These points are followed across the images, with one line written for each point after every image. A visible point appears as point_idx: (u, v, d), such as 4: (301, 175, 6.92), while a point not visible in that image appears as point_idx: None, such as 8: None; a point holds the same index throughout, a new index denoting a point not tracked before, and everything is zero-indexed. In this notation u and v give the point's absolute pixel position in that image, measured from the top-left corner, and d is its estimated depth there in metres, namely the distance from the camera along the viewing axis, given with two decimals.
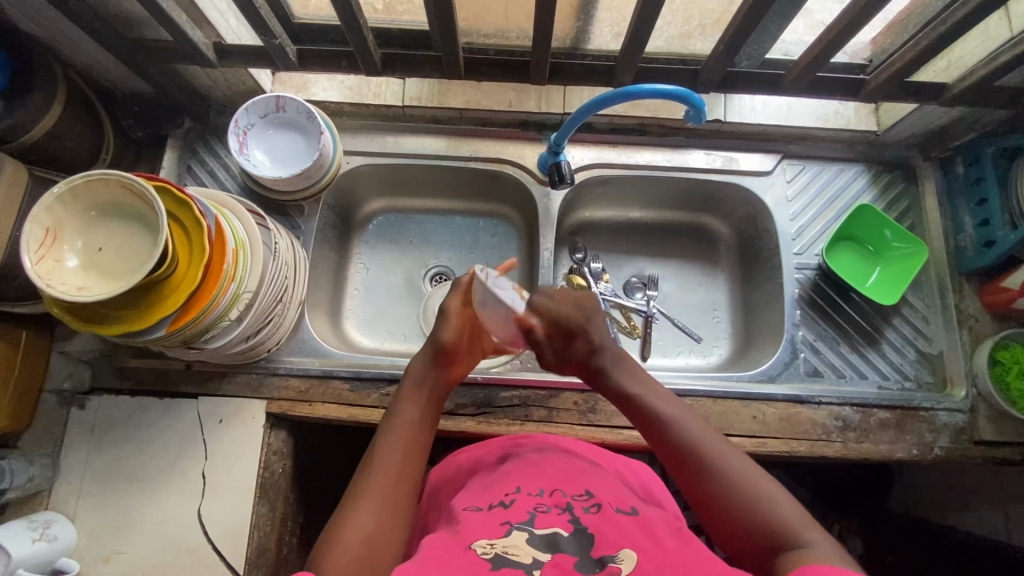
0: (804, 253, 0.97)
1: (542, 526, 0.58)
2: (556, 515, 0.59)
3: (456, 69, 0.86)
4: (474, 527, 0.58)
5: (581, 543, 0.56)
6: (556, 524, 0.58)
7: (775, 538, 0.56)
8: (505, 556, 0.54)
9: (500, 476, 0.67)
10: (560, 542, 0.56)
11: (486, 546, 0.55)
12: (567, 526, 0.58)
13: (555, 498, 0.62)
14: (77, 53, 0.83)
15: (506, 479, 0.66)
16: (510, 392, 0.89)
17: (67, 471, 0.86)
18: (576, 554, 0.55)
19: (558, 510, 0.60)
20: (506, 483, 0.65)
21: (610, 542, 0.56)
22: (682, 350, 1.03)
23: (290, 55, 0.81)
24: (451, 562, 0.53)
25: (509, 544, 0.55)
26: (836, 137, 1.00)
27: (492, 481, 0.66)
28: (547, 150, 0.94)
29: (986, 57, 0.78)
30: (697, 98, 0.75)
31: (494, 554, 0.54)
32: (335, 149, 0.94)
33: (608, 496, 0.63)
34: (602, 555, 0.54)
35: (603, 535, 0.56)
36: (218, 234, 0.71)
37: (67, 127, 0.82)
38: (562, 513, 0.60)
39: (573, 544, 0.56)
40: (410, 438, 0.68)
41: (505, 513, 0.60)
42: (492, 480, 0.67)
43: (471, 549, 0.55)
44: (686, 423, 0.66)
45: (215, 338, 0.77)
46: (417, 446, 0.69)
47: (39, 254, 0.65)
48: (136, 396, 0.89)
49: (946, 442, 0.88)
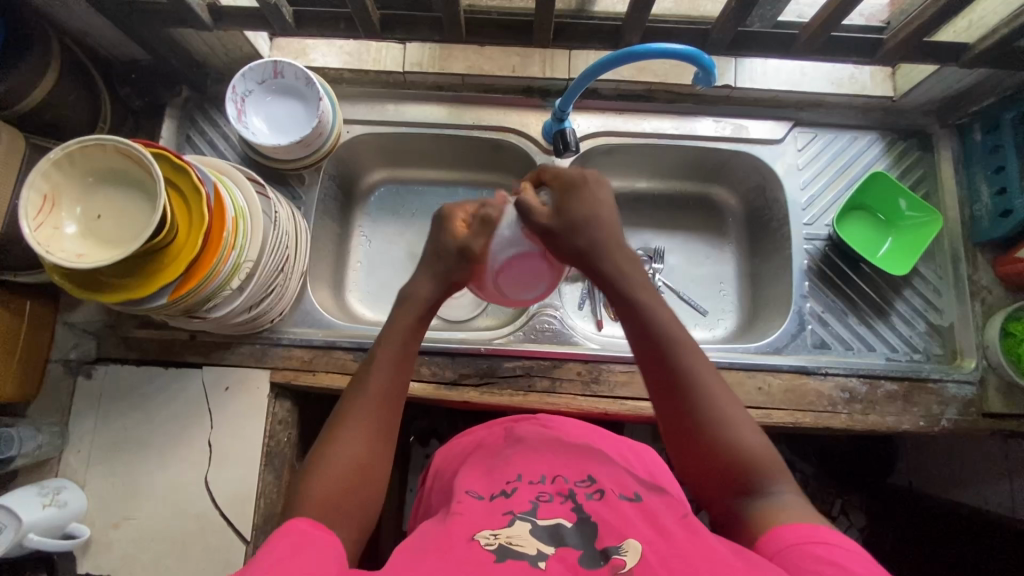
0: (815, 223, 0.95)
1: (545, 517, 0.57)
2: (559, 504, 0.59)
3: (457, 32, 0.83)
4: (475, 518, 0.58)
5: (584, 535, 0.55)
6: (558, 514, 0.57)
7: (737, 466, 0.59)
8: (509, 548, 0.53)
9: (502, 460, 0.68)
10: (563, 534, 0.55)
11: (490, 537, 0.55)
12: (570, 516, 0.57)
13: (556, 485, 0.62)
14: (69, 17, 0.81)
15: (508, 466, 0.67)
16: (513, 362, 0.89)
17: (75, 439, 0.87)
18: (578, 547, 0.53)
19: (560, 498, 0.60)
20: (508, 469, 0.66)
21: (614, 532, 0.54)
22: (688, 323, 1.02)
23: (287, 16, 0.79)
24: (454, 551, 0.53)
25: (513, 536, 0.55)
26: (851, 103, 0.97)
27: (495, 468, 0.67)
28: (551, 116, 0.92)
29: (1010, 15, 0.74)
30: (707, 59, 0.72)
31: (497, 545, 0.53)
32: (335, 117, 0.92)
33: (609, 483, 0.63)
34: (606, 546, 0.53)
35: (607, 524, 0.55)
36: (218, 202, 0.71)
37: (63, 95, 0.81)
38: (565, 502, 0.59)
39: (577, 535, 0.55)
40: (399, 363, 0.66)
41: (506, 502, 0.60)
42: (494, 466, 0.68)
43: (474, 540, 0.54)
44: (682, 348, 0.63)
45: (217, 307, 0.77)
46: (405, 373, 0.66)
47: (37, 221, 0.65)
48: (141, 365, 0.89)
49: (954, 414, 0.87)
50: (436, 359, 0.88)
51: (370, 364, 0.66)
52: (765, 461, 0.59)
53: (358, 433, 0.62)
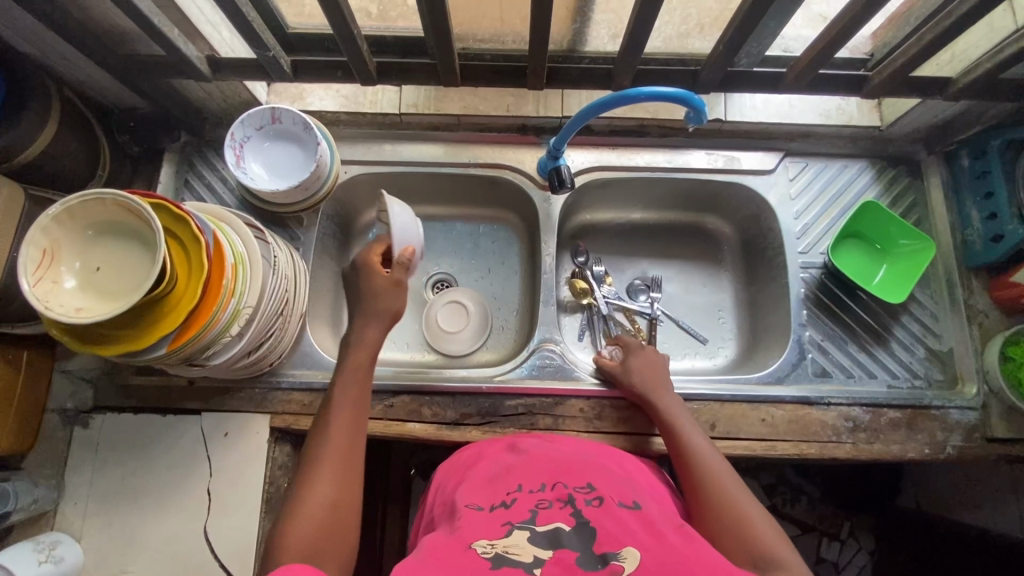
0: (810, 251, 0.96)
1: (543, 523, 0.59)
2: (558, 510, 0.60)
3: (452, 76, 0.84)
4: (474, 528, 0.59)
5: (581, 538, 0.56)
6: (557, 519, 0.59)
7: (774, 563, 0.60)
8: (505, 556, 0.54)
9: (501, 471, 0.70)
10: (562, 538, 0.56)
11: (487, 546, 0.56)
12: (568, 521, 0.58)
13: (556, 491, 0.63)
14: (68, 69, 0.82)
15: (508, 475, 0.68)
16: (515, 401, 0.88)
17: (72, 492, 0.86)
18: (577, 550, 0.55)
19: (558, 504, 0.61)
20: (508, 479, 0.67)
21: (612, 539, 0.56)
22: (688, 352, 1.03)
23: (285, 66, 0.78)
24: (453, 560, 0.54)
25: (510, 545, 0.56)
26: (840, 133, 0.99)
27: (496, 480, 0.68)
28: (546, 154, 0.93)
29: (992, 49, 0.75)
30: (697, 99, 0.72)
31: (493, 554, 0.55)
32: (333, 159, 0.93)
33: (609, 491, 0.64)
34: (605, 551, 0.54)
35: (606, 531, 0.57)
36: (216, 250, 0.72)
37: (62, 147, 0.81)
38: (564, 507, 0.61)
39: (574, 537, 0.56)
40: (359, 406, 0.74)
41: (506, 513, 0.61)
42: (494, 477, 0.69)
43: (472, 549, 0.56)
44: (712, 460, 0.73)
45: (216, 355, 0.77)
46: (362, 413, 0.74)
47: (37, 276, 0.65)
48: (139, 413, 0.88)
49: (958, 441, 0.87)
50: (437, 399, 0.88)
51: (331, 410, 0.73)
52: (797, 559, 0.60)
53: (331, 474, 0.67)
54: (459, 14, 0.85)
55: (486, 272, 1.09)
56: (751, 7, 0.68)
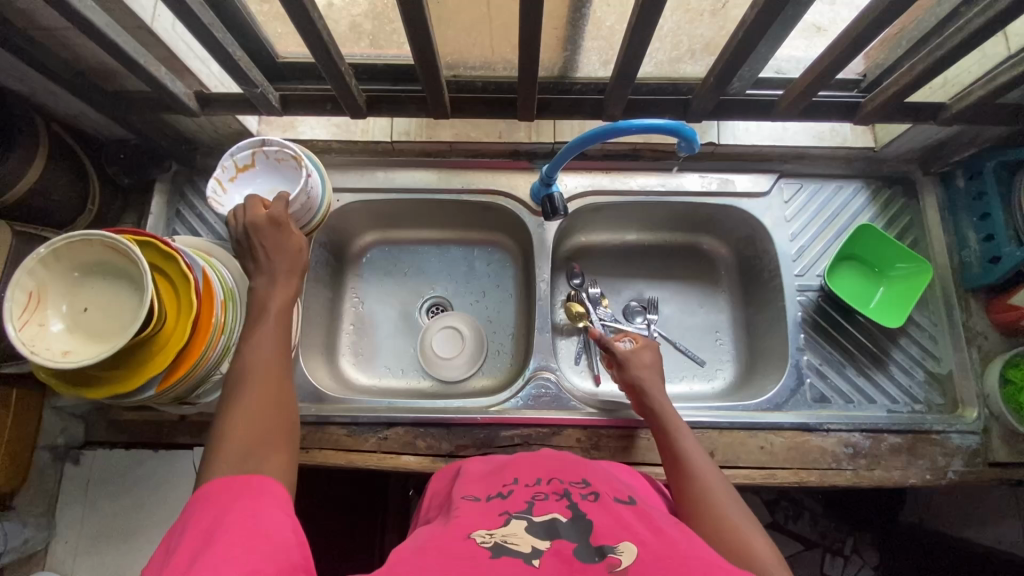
0: (806, 274, 0.95)
1: (541, 514, 0.57)
2: (554, 502, 0.59)
3: (442, 108, 0.84)
4: (471, 520, 0.57)
5: (579, 529, 0.54)
6: (554, 510, 0.58)
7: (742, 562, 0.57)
8: (504, 546, 0.52)
9: (498, 469, 0.70)
10: (558, 528, 0.54)
11: (486, 536, 0.54)
12: (565, 513, 0.57)
13: (553, 486, 0.63)
14: (57, 104, 0.81)
15: (507, 474, 0.67)
16: (510, 432, 0.87)
17: (63, 530, 0.85)
18: (574, 541, 0.53)
19: (555, 497, 0.60)
20: (505, 477, 0.67)
21: (609, 533, 0.53)
22: (685, 375, 1.02)
23: (273, 101, 0.78)
24: (450, 548, 0.52)
25: (509, 535, 0.54)
26: (834, 155, 0.98)
27: (495, 478, 0.67)
28: (539, 180, 0.93)
29: (985, 76, 0.75)
30: (689, 130, 0.72)
31: (492, 543, 0.52)
32: (324, 187, 0.90)
33: (604, 488, 0.63)
34: (601, 544, 0.52)
35: (602, 524, 0.55)
36: (206, 287, 0.72)
37: (51, 182, 0.81)
38: (560, 500, 0.60)
39: (571, 529, 0.54)
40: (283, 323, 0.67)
41: (504, 505, 0.60)
42: (492, 477, 0.68)
43: (471, 538, 0.53)
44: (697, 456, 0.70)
45: (207, 392, 0.77)
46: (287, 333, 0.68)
47: (22, 320, 0.64)
48: (130, 449, 0.87)
49: (960, 466, 0.86)
50: (431, 431, 0.87)
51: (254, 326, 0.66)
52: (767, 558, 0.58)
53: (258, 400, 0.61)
54: (449, 44, 0.84)
55: (480, 296, 1.08)
56: (741, 40, 0.67)
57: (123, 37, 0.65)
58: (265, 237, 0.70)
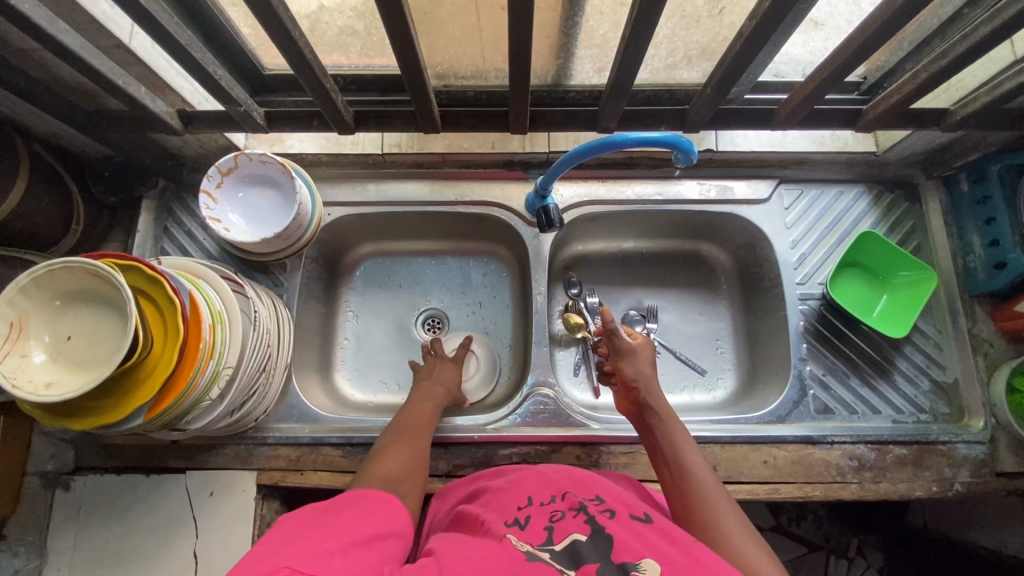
0: (808, 282, 0.93)
1: (560, 538, 0.55)
2: (572, 520, 0.57)
3: (432, 123, 0.82)
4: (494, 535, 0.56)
5: (600, 548, 0.52)
6: (573, 531, 0.56)
7: None
8: (537, 552, 0.52)
9: (509, 486, 0.66)
10: (581, 551, 0.52)
11: (520, 542, 0.54)
12: (585, 530, 0.55)
13: (568, 502, 0.61)
14: (36, 124, 0.79)
15: (516, 488, 0.65)
16: (508, 450, 0.86)
17: (54, 558, 0.83)
18: (596, 561, 0.51)
19: (572, 513, 0.58)
20: (516, 493, 0.64)
21: (631, 550, 0.52)
22: (686, 385, 1.00)
23: (258, 118, 0.76)
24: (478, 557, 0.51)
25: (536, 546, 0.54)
26: (835, 159, 0.96)
27: (503, 493, 0.64)
28: (533, 191, 0.90)
29: (990, 81, 0.73)
30: (687, 142, 0.70)
31: (528, 548, 0.53)
32: (314, 203, 0.89)
33: (619, 504, 0.62)
34: (624, 562, 0.51)
35: (623, 542, 0.53)
36: (193, 309, 0.69)
37: (33, 203, 0.79)
38: (577, 516, 0.58)
39: (592, 548, 0.53)
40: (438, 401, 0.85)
41: (519, 524, 0.58)
42: (502, 492, 0.65)
43: (506, 540, 0.55)
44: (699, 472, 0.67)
45: (198, 418, 0.74)
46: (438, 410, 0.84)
47: (2, 352, 0.62)
48: (122, 474, 0.86)
49: (967, 476, 0.84)
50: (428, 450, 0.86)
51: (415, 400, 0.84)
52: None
53: (407, 449, 0.74)
54: (439, 56, 0.82)
55: (476, 307, 1.06)
56: (739, 52, 0.66)
57: (99, 58, 0.63)
58: (441, 367, 0.92)
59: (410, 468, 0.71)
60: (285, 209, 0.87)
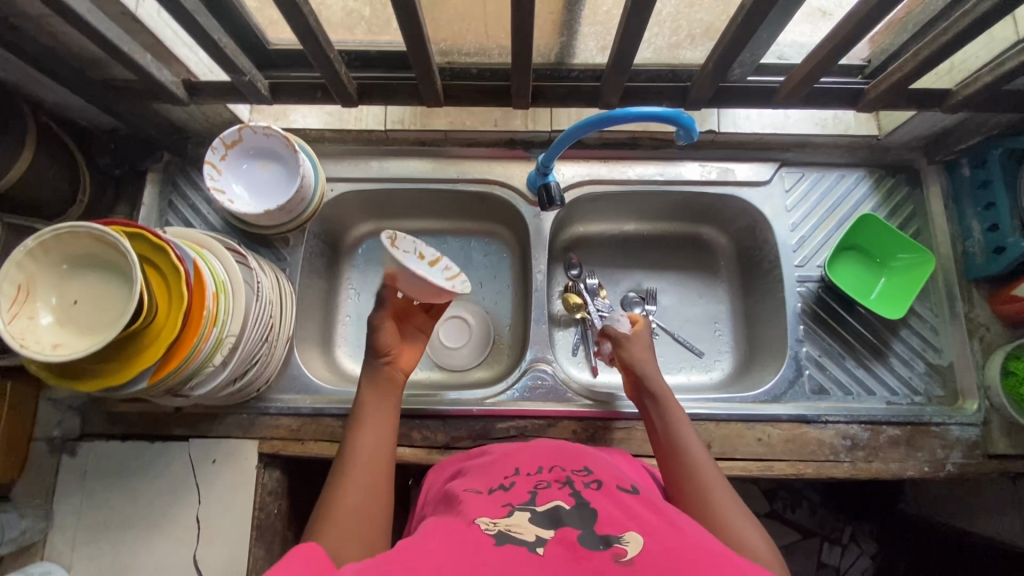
0: (806, 264, 0.94)
1: (543, 503, 0.58)
2: (557, 490, 0.59)
3: (436, 96, 0.83)
4: (477, 506, 0.58)
5: (583, 519, 0.54)
6: (557, 498, 0.58)
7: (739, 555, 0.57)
8: (509, 534, 0.53)
9: (497, 459, 0.68)
10: (562, 517, 0.55)
11: (490, 522, 0.55)
12: (568, 500, 0.57)
13: (554, 474, 0.63)
14: (43, 93, 0.80)
15: (505, 460, 0.67)
16: (506, 423, 0.87)
17: (60, 521, 0.85)
18: (578, 528, 0.53)
19: (557, 485, 0.60)
20: (505, 465, 0.66)
21: (614, 522, 0.54)
22: (683, 366, 1.01)
23: (262, 89, 0.76)
24: (459, 533, 0.53)
25: (513, 523, 0.54)
26: (837, 143, 0.96)
27: (492, 466, 0.67)
28: (535, 169, 0.91)
29: (992, 61, 0.73)
30: (687, 118, 0.70)
31: (496, 530, 0.53)
32: (318, 178, 0.90)
33: (606, 474, 0.63)
34: (606, 533, 0.52)
35: (607, 514, 0.55)
36: (197, 278, 0.70)
37: (41, 172, 0.80)
38: (562, 488, 0.60)
39: (576, 518, 0.55)
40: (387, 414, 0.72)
41: (505, 494, 0.60)
42: (490, 464, 0.68)
43: (474, 524, 0.54)
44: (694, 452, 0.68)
45: (201, 384, 0.76)
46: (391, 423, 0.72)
47: (11, 313, 0.63)
48: (126, 441, 0.87)
49: (959, 458, 0.85)
50: (428, 422, 0.87)
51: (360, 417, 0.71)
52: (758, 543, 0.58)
53: (362, 485, 0.65)
54: (443, 31, 0.83)
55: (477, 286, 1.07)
56: (740, 27, 0.66)
57: (104, 23, 0.64)
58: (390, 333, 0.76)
59: (375, 508, 0.64)
60: (287, 183, 0.88)
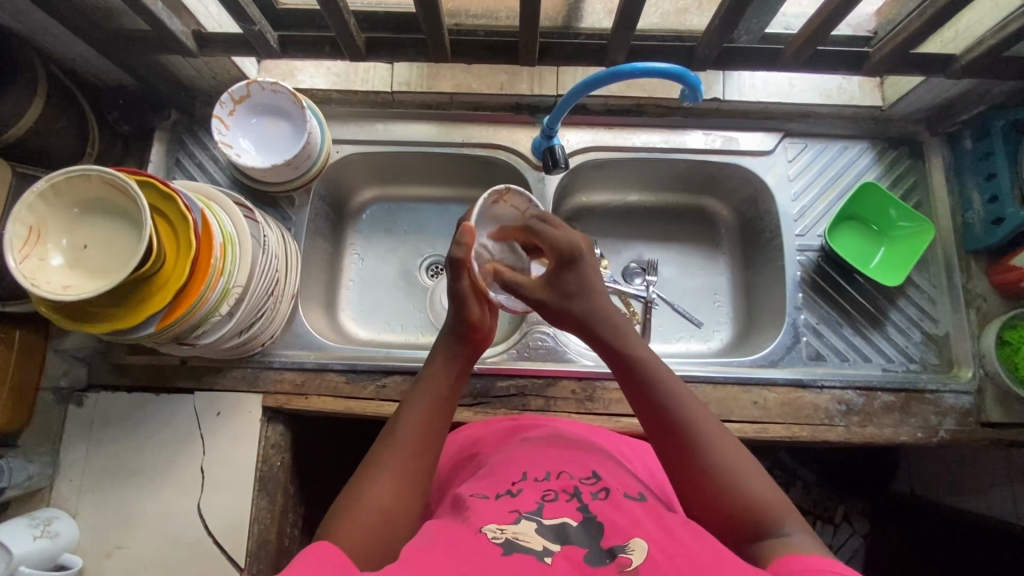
0: (807, 234, 0.95)
1: (550, 516, 0.55)
2: (563, 504, 0.56)
3: (443, 52, 0.83)
4: (480, 514, 0.55)
5: (591, 533, 0.53)
6: (563, 513, 0.55)
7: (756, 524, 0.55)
8: (516, 543, 0.51)
9: (500, 458, 0.66)
10: (569, 533, 0.53)
11: (496, 530, 0.53)
12: (575, 516, 0.55)
13: (561, 482, 0.60)
14: (54, 43, 0.81)
15: (508, 460, 0.64)
16: (506, 382, 0.88)
17: (67, 469, 0.86)
18: (584, 546, 0.51)
19: (564, 496, 0.57)
20: (509, 467, 0.63)
21: (620, 531, 0.52)
22: (682, 335, 1.02)
23: (271, 41, 0.77)
24: (463, 545, 0.51)
25: (519, 532, 0.53)
26: (840, 114, 0.97)
27: (495, 467, 0.64)
28: (540, 133, 0.92)
29: (996, 25, 0.73)
30: (692, 76, 0.71)
31: (504, 539, 0.51)
32: (324, 138, 0.91)
33: (614, 482, 0.61)
34: (612, 546, 0.51)
35: (613, 525, 0.53)
36: (205, 229, 0.71)
37: (50, 121, 0.80)
38: (570, 500, 0.57)
39: (581, 534, 0.53)
40: (435, 405, 0.65)
41: (509, 499, 0.57)
42: (494, 462, 0.65)
43: (482, 534, 0.52)
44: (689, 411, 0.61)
45: (207, 333, 0.77)
46: (443, 417, 0.66)
47: (22, 253, 0.64)
48: (132, 392, 0.89)
49: (952, 424, 0.86)
50: None
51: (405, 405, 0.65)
52: (775, 510, 0.55)
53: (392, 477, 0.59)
54: None
55: None
56: None
57: None
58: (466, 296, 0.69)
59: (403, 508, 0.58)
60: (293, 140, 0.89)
